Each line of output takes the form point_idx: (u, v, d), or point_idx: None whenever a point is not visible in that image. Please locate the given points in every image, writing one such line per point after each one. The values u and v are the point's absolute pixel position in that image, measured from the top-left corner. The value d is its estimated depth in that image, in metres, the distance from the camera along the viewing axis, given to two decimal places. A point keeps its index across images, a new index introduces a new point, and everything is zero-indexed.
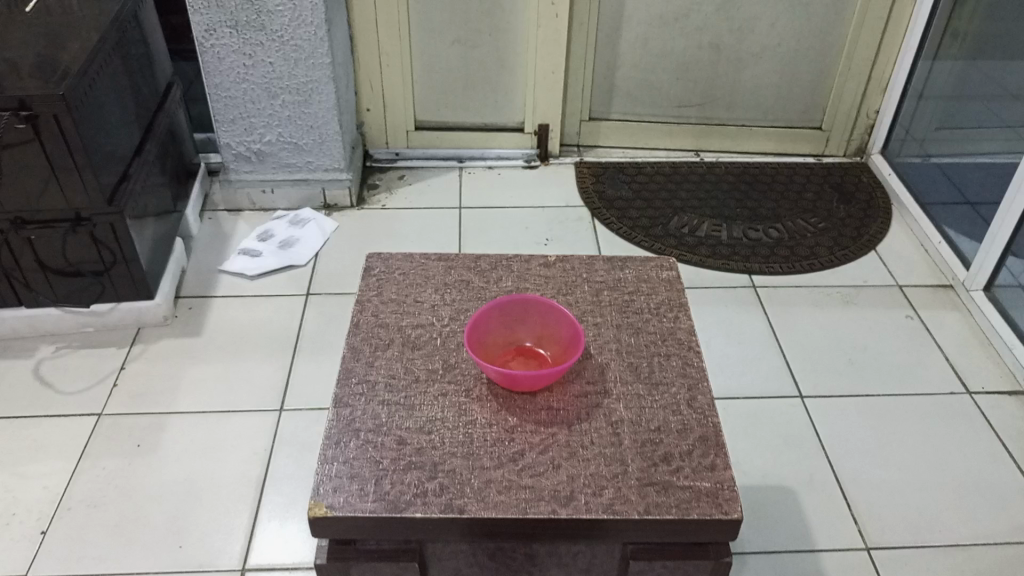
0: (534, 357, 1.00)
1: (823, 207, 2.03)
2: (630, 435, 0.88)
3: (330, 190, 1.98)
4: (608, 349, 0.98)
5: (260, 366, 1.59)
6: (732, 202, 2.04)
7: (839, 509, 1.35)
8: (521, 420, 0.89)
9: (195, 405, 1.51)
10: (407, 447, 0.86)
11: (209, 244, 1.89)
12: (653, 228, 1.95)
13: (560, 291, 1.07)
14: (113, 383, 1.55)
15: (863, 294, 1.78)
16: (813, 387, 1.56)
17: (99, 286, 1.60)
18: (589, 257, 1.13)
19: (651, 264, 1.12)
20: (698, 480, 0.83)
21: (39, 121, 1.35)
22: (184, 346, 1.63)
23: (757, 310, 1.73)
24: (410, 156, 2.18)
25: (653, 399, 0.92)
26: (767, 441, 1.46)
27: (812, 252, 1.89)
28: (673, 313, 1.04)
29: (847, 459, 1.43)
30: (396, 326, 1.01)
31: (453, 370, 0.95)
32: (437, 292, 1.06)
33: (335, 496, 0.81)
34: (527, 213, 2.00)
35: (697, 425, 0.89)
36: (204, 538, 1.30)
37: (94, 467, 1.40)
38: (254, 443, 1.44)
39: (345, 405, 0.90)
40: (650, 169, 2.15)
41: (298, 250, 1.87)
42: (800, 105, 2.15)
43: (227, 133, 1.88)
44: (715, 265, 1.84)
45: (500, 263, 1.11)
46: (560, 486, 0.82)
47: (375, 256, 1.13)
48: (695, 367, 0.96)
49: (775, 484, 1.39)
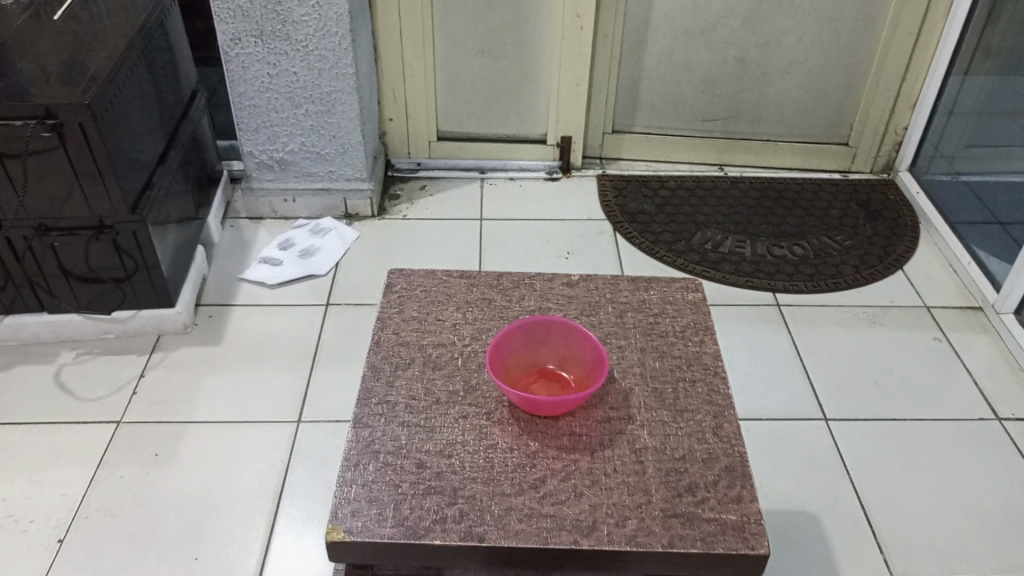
0: (557, 380, 0.98)
1: (850, 224, 2.00)
2: (654, 463, 0.86)
3: (352, 199, 1.98)
4: (632, 373, 0.96)
5: (279, 376, 1.58)
6: (757, 218, 2.01)
7: (863, 535, 1.33)
8: (543, 445, 0.87)
9: (213, 415, 1.51)
10: (426, 470, 0.85)
11: (230, 252, 1.89)
12: (676, 243, 1.93)
13: (583, 312, 1.05)
14: (133, 390, 1.55)
15: (890, 314, 1.75)
16: (837, 410, 1.53)
17: (120, 292, 1.60)
18: (613, 277, 1.11)
19: (676, 285, 1.10)
20: (723, 512, 0.81)
21: (64, 130, 1.36)
22: (203, 355, 1.63)
23: (781, 329, 1.70)
24: (432, 166, 2.17)
25: (678, 426, 0.90)
26: (790, 464, 1.43)
27: (838, 270, 1.86)
28: (699, 337, 1.02)
29: (872, 485, 1.41)
30: (417, 345, 0.99)
31: (475, 392, 0.93)
32: (458, 310, 1.05)
33: (353, 520, 0.80)
34: (549, 226, 1.99)
35: (722, 455, 0.87)
36: (221, 549, 1.29)
37: (112, 475, 1.40)
38: (271, 455, 1.44)
39: (365, 426, 0.89)
40: (674, 183, 2.13)
41: (318, 260, 1.87)
42: (826, 120, 2.12)
43: (250, 142, 1.88)
44: (737, 282, 1.82)
45: (523, 281, 1.10)
46: (582, 515, 0.81)
47: (396, 272, 1.12)
48: (721, 394, 0.94)
49: (798, 509, 1.36)
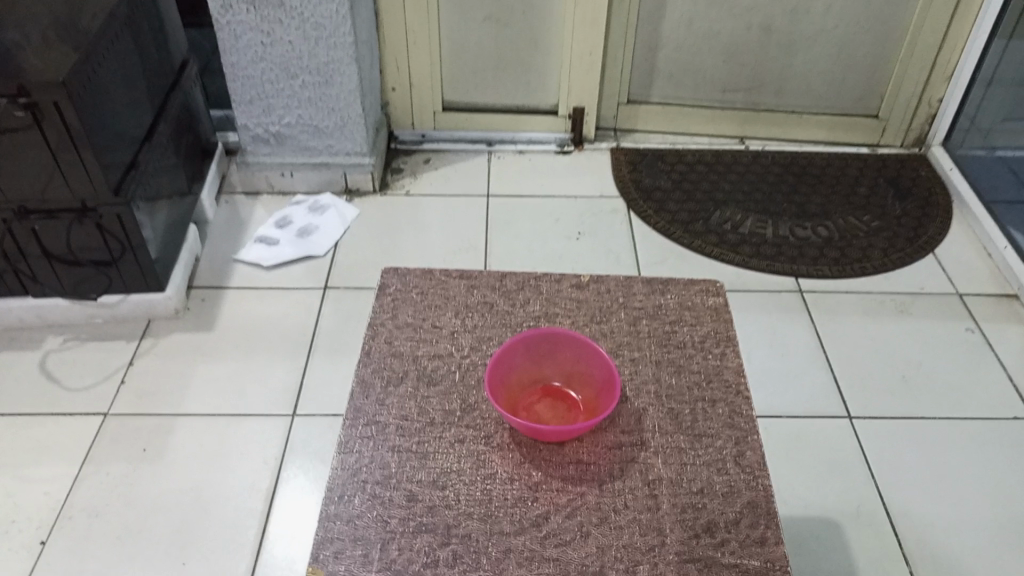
0: (563, 400, 0.90)
1: (877, 204, 1.89)
2: (669, 498, 0.78)
3: (352, 174, 1.88)
4: (645, 391, 0.88)
5: (274, 365, 1.51)
6: (779, 195, 1.90)
7: (888, 547, 1.25)
8: (547, 476, 0.79)
9: (204, 407, 1.44)
10: (417, 504, 0.77)
11: (225, 230, 1.81)
12: (693, 223, 1.82)
13: (593, 319, 0.96)
14: (121, 380, 1.48)
15: (919, 302, 1.65)
16: (862, 407, 1.45)
17: (107, 277, 1.52)
18: (626, 278, 1.02)
19: (695, 288, 1.00)
20: (745, 557, 0.73)
21: (39, 108, 1.26)
22: (194, 343, 1.55)
23: (803, 318, 1.61)
24: (437, 137, 2.07)
25: (695, 454, 0.82)
26: (810, 466, 1.35)
27: (865, 253, 1.76)
28: (720, 348, 0.93)
29: (898, 491, 1.32)
30: (411, 356, 0.91)
31: (472, 413, 0.85)
32: (457, 316, 0.96)
33: (335, 563, 0.72)
34: (559, 204, 1.89)
35: (745, 489, 0.79)
36: (209, 554, 1.23)
37: (98, 472, 1.33)
38: (264, 451, 1.37)
39: (351, 451, 0.81)
40: (692, 158, 2.02)
41: (317, 239, 1.78)
42: (856, 92, 2.00)
43: (244, 114, 1.78)
44: (757, 265, 1.72)
45: (527, 282, 1.01)
46: (588, 559, 0.73)
47: (390, 271, 1.02)
48: (743, 417, 0.85)
49: (819, 516, 1.29)
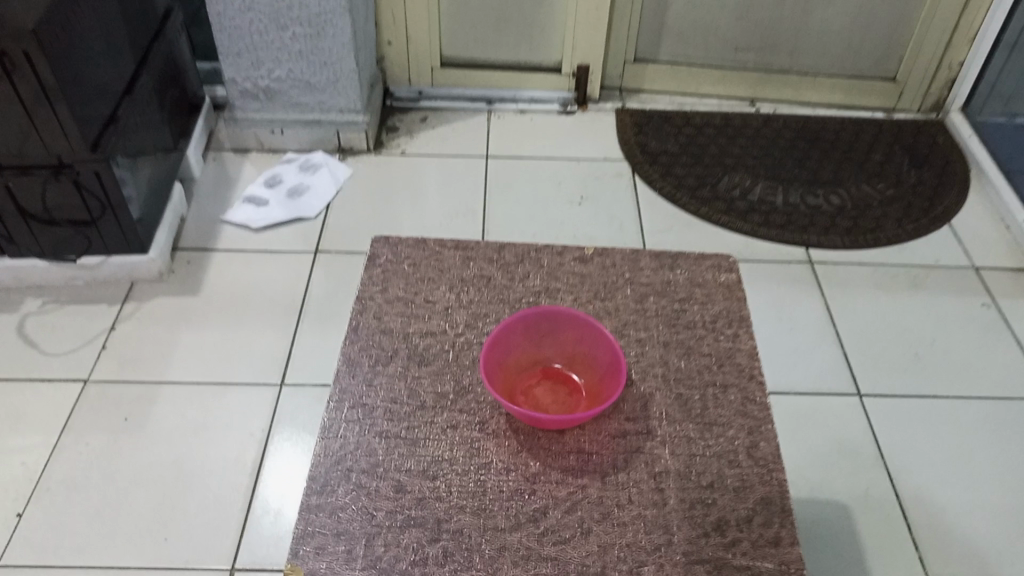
0: (564, 384, 0.84)
1: (892, 171, 1.81)
2: (676, 492, 0.72)
3: (345, 132, 1.80)
4: (652, 375, 0.82)
5: (262, 333, 1.45)
6: (791, 161, 1.83)
7: (898, 533, 1.20)
8: (545, 467, 0.74)
9: (188, 375, 1.38)
10: (406, 496, 0.71)
11: (212, 189, 1.73)
12: (700, 189, 1.75)
13: (597, 295, 0.90)
14: (103, 345, 1.42)
15: (934, 276, 1.59)
16: (873, 385, 1.39)
17: (87, 238, 1.46)
18: (633, 251, 0.95)
19: (706, 263, 0.94)
20: (758, 559, 0.68)
21: (8, 59, 1.18)
22: (179, 308, 1.49)
23: (813, 291, 1.55)
24: (435, 94, 1.98)
25: (705, 445, 0.76)
26: (818, 446, 1.30)
27: (878, 223, 1.69)
28: (732, 329, 0.87)
29: (909, 473, 1.28)
30: (402, 333, 0.85)
31: (466, 396, 0.79)
32: (451, 290, 0.90)
33: (317, 559, 0.67)
34: (561, 167, 1.81)
35: (758, 484, 0.73)
36: (192, 530, 1.18)
37: (77, 443, 1.28)
38: (249, 423, 1.32)
39: (336, 436, 0.76)
40: (700, 120, 1.94)
41: (307, 200, 1.71)
42: (874, 53, 1.91)
43: (232, 67, 1.69)
44: (766, 235, 1.65)
45: (527, 254, 0.94)
46: (589, 559, 0.68)
47: (380, 239, 0.96)
48: (757, 405, 0.79)
49: (826, 499, 1.24)
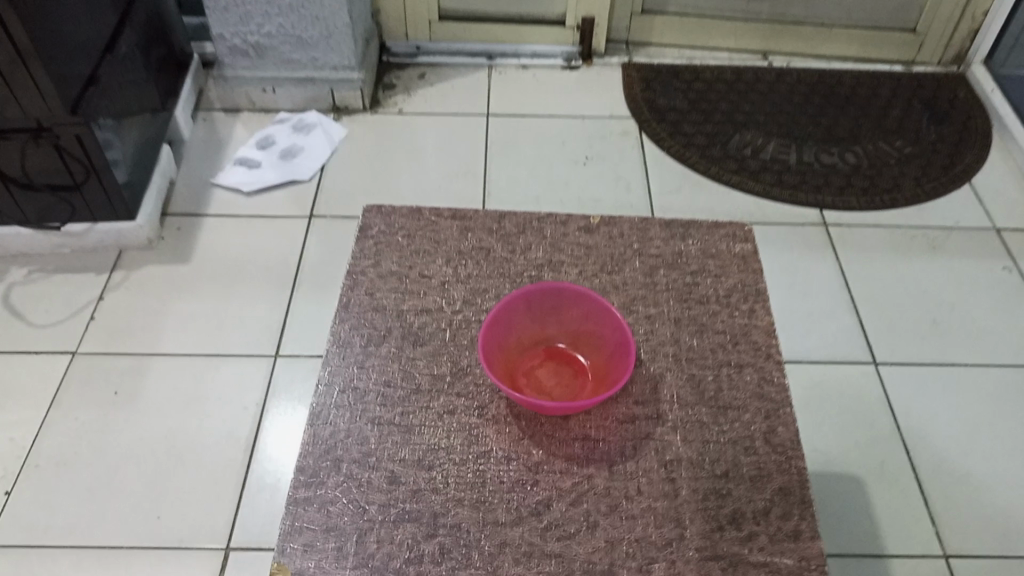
0: (568, 364, 0.79)
1: (911, 128, 1.74)
2: (689, 482, 0.68)
3: (340, 90, 1.73)
4: (663, 354, 0.77)
5: (256, 302, 1.40)
6: (805, 118, 1.75)
7: (914, 507, 1.16)
8: (549, 455, 0.69)
9: (180, 346, 1.34)
10: (401, 487, 0.67)
11: (203, 151, 1.67)
12: (710, 148, 1.68)
13: (603, 268, 0.85)
14: (91, 315, 1.37)
15: (954, 238, 1.53)
16: (888, 352, 1.34)
17: (71, 204, 1.40)
18: (642, 219, 0.89)
19: (720, 232, 0.88)
20: (777, 554, 0.64)
21: None
22: (169, 276, 1.44)
23: (827, 254, 1.49)
24: (433, 49, 1.90)
25: (719, 430, 0.71)
26: (832, 417, 1.26)
27: (895, 182, 1.62)
28: (748, 304, 0.81)
29: (926, 445, 1.23)
30: (396, 311, 0.80)
31: (464, 379, 0.74)
32: (448, 264, 0.84)
33: (304, 558, 0.62)
34: (564, 125, 1.74)
35: (776, 473, 0.68)
36: (185, 507, 1.15)
37: (66, 417, 1.24)
38: (243, 396, 1.27)
39: (325, 423, 0.71)
40: (710, 75, 1.86)
41: (301, 162, 1.64)
42: (893, 3, 1.82)
43: (220, 23, 1.61)
44: (779, 195, 1.59)
45: (529, 224, 0.89)
46: (595, 556, 0.63)
47: (373, 209, 0.90)
48: (775, 386, 0.74)
49: (840, 472, 1.20)
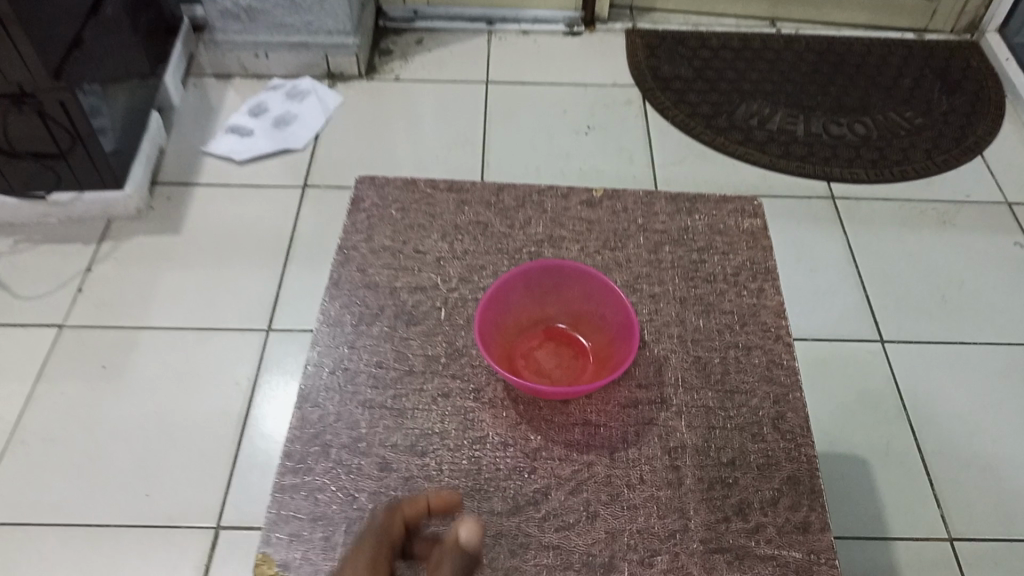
0: (569, 345, 0.76)
1: (922, 98, 1.69)
2: (694, 470, 0.65)
3: (334, 56, 1.68)
4: (667, 336, 0.73)
5: (248, 275, 1.36)
6: (814, 87, 1.70)
7: (920, 488, 1.14)
8: (547, 441, 0.66)
9: (170, 320, 1.30)
10: (392, 475, 0.64)
11: (194, 118, 1.62)
12: (715, 117, 1.63)
13: (606, 244, 0.81)
14: (79, 287, 1.34)
15: (964, 212, 1.49)
16: (896, 329, 1.31)
17: (57, 172, 1.36)
18: (647, 193, 0.86)
19: (728, 207, 0.84)
20: (785, 547, 0.61)
21: None
22: (159, 247, 1.40)
23: (834, 228, 1.45)
24: (431, 14, 1.85)
25: (726, 416, 0.68)
26: (837, 396, 1.23)
27: (906, 154, 1.58)
28: (757, 283, 0.78)
29: (933, 425, 1.20)
30: (389, 289, 0.76)
31: (460, 361, 0.71)
32: (444, 239, 0.81)
33: (290, 548, 0.59)
34: (566, 93, 1.69)
35: (785, 461, 0.65)
36: (175, 485, 1.12)
37: (53, 392, 1.21)
38: (234, 371, 1.24)
39: (314, 406, 0.68)
40: (716, 42, 1.80)
41: (295, 130, 1.60)
42: None
43: None
44: (786, 167, 1.54)
45: (528, 198, 0.85)
46: (595, 548, 0.61)
47: (366, 181, 0.86)
48: (784, 369, 0.71)
49: (845, 452, 1.17)
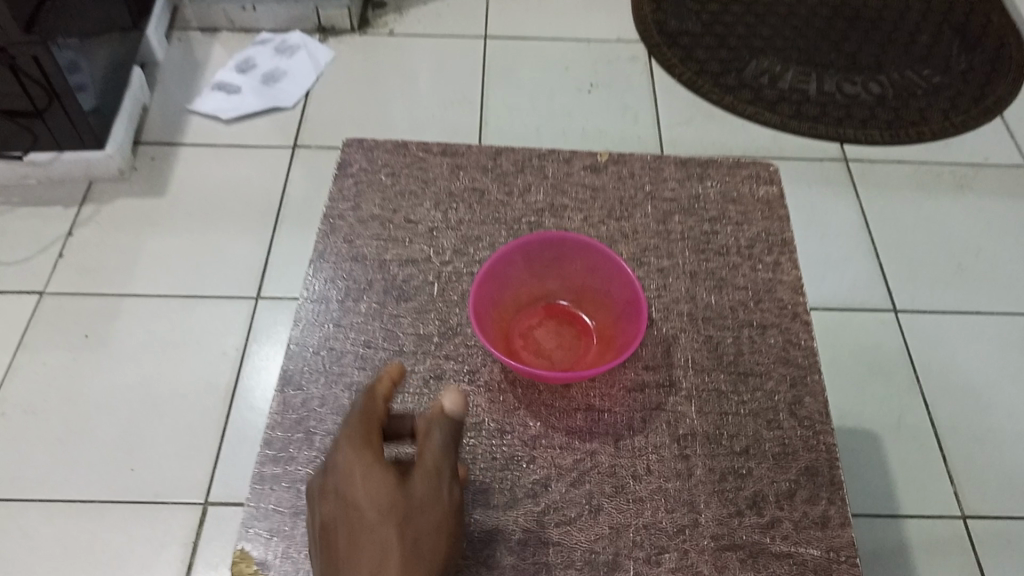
0: (570, 324, 0.71)
1: (940, 55, 1.61)
2: (704, 460, 0.60)
3: (325, 9, 1.59)
4: (677, 314, 0.68)
5: (236, 240, 1.31)
6: (827, 44, 1.63)
7: (932, 464, 1.10)
8: (547, 428, 0.62)
9: (154, 287, 1.25)
10: None
11: (179, 74, 1.55)
12: (724, 75, 1.56)
13: (611, 213, 0.76)
14: (60, 252, 1.29)
15: (982, 176, 1.43)
16: (910, 299, 1.26)
17: (33, 131, 1.29)
18: (655, 158, 0.80)
19: (742, 174, 0.79)
20: (802, 544, 0.57)
21: None
22: (142, 210, 1.34)
23: (847, 192, 1.40)
24: None
25: (740, 401, 0.64)
26: (848, 368, 1.18)
27: (922, 114, 1.51)
28: (773, 256, 0.72)
29: (946, 398, 1.16)
30: (378, 262, 0.71)
31: (453, 341, 0.66)
32: (437, 208, 0.75)
33: (270, 545, 0.55)
34: (568, 49, 1.62)
35: (802, 451, 0.61)
36: (161, 460, 1.08)
37: (33, 362, 1.17)
38: (222, 341, 1.20)
39: (297, 389, 0.63)
40: None
41: (284, 86, 1.53)
42: None
43: None
44: (797, 128, 1.48)
45: (528, 162, 0.79)
46: (598, 544, 0.56)
47: (354, 143, 0.80)
48: (801, 351, 0.66)
49: (856, 427, 1.13)
